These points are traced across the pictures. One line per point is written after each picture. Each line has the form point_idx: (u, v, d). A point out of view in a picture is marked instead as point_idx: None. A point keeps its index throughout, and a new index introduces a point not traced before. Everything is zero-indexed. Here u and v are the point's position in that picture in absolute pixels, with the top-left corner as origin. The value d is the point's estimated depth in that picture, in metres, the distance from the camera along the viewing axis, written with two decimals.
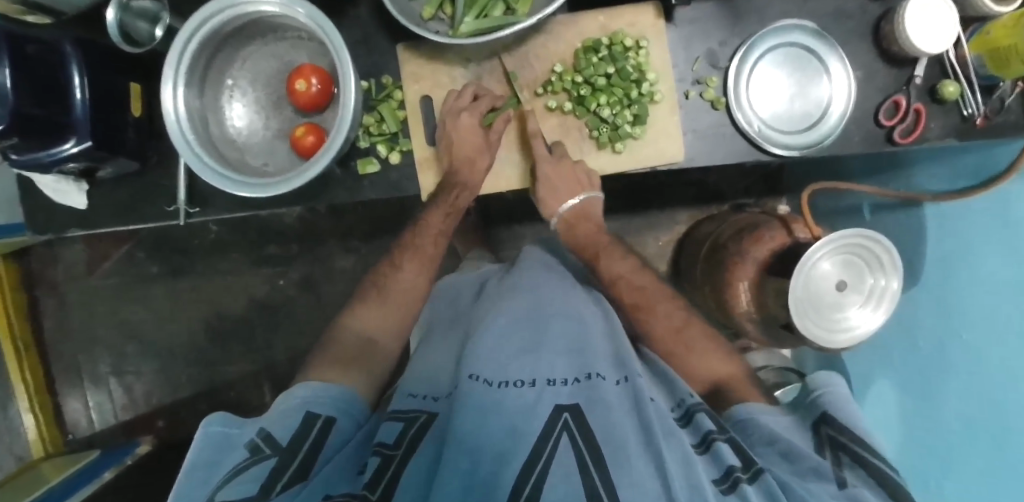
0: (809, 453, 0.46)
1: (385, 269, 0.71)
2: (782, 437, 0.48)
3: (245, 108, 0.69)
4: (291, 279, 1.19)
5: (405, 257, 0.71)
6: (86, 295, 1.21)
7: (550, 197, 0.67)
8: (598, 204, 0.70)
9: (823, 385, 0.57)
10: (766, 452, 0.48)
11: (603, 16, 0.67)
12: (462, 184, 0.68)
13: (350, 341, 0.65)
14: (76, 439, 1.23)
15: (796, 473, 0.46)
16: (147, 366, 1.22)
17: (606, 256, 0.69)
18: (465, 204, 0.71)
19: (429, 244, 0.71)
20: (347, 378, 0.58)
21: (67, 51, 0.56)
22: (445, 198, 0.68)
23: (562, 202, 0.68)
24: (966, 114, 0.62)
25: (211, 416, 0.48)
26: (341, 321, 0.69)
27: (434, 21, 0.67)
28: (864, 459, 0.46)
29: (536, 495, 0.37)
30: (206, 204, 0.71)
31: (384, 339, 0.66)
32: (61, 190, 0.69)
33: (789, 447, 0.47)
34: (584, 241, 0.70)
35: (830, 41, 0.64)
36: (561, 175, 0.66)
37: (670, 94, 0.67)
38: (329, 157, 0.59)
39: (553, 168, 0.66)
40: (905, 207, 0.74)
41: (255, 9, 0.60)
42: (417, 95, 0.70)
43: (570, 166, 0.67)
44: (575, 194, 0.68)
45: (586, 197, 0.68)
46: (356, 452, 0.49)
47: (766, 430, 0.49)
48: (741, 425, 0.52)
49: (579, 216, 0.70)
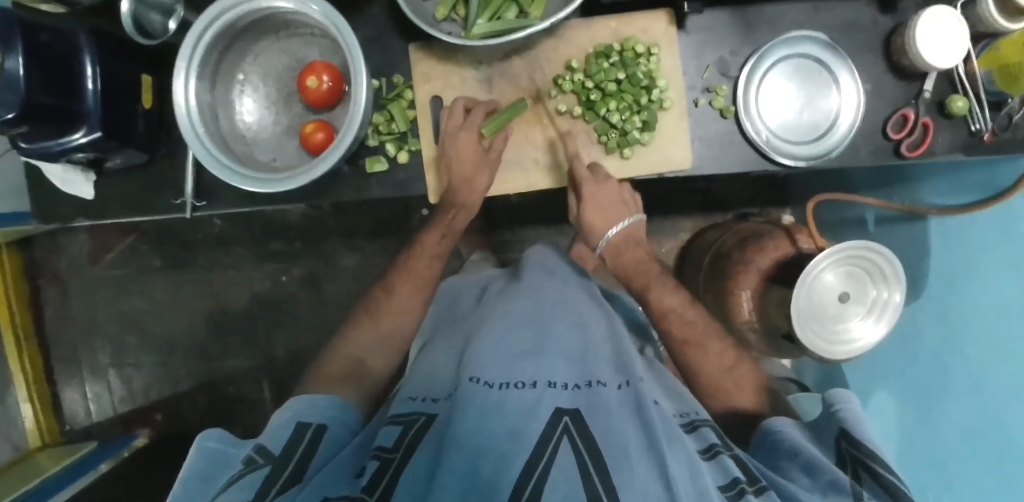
0: (829, 466, 0.45)
1: (380, 294, 0.72)
2: (805, 450, 0.47)
3: (255, 103, 0.70)
4: (293, 276, 1.19)
5: (400, 281, 0.72)
6: (88, 285, 1.21)
7: (596, 218, 0.70)
8: (641, 226, 0.74)
9: (839, 400, 0.54)
10: (788, 465, 0.47)
11: (616, 21, 0.67)
12: (459, 206, 0.70)
13: (342, 362, 0.65)
14: (74, 429, 1.22)
15: (814, 487, 0.44)
16: (147, 359, 1.22)
17: (657, 287, 0.68)
18: (461, 225, 0.72)
19: (423, 268, 0.72)
20: (339, 390, 0.59)
21: (81, 40, 0.56)
22: (442, 218, 0.71)
23: (608, 227, 0.71)
24: (973, 129, 0.62)
25: (207, 432, 0.48)
26: (348, 334, 0.70)
27: (446, 22, 0.68)
28: (880, 477, 0.44)
29: (538, 496, 0.37)
30: (212, 198, 0.71)
31: (373, 364, 0.66)
32: (70, 180, 0.69)
33: (812, 460, 0.46)
34: (624, 258, 0.72)
35: (841, 54, 0.64)
36: (604, 199, 0.69)
37: (680, 101, 0.67)
38: (338, 155, 0.59)
39: (601, 194, 0.68)
40: (909, 220, 0.74)
41: (269, 5, 0.60)
42: (428, 95, 0.70)
43: (615, 189, 0.69)
44: (620, 217, 0.71)
45: (632, 220, 0.72)
46: (353, 456, 0.47)
47: (789, 443, 0.49)
48: (764, 439, 0.51)
49: (626, 239, 0.72)
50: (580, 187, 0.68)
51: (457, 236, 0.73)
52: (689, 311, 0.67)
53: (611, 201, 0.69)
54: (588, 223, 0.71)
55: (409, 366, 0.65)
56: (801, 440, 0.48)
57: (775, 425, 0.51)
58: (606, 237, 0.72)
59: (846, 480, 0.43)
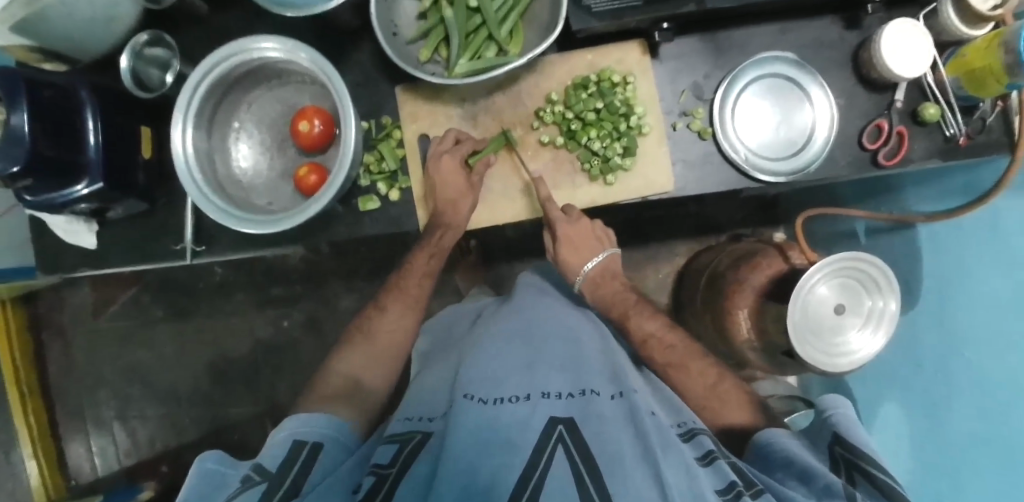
0: (822, 471, 0.44)
1: (370, 311, 0.72)
2: (799, 458, 0.46)
3: (250, 149, 0.73)
4: (295, 320, 1.19)
5: (390, 298, 0.72)
6: (93, 338, 1.22)
7: (571, 255, 0.70)
8: (617, 259, 0.73)
9: (831, 406, 0.55)
10: (784, 475, 0.46)
11: (591, 54, 0.71)
12: (446, 225, 0.69)
13: (336, 382, 0.64)
14: (79, 485, 1.21)
15: (810, 494, 0.43)
16: (151, 409, 1.21)
17: (635, 314, 0.68)
18: (449, 244, 0.72)
19: (413, 286, 0.72)
20: (331, 409, 0.57)
21: (83, 96, 0.60)
22: (429, 239, 0.70)
23: (583, 262, 0.71)
24: (948, 134, 0.64)
25: (207, 453, 0.47)
26: (329, 362, 0.68)
27: (430, 63, 0.71)
28: (872, 478, 0.44)
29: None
30: (212, 243, 0.72)
31: (368, 386, 0.65)
32: (72, 231, 0.71)
33: (804, 468, 0.45)
34: (604, 285, 0.71)
35: (810, 70, 0.66)
36: (578, 237, 0.69)
37: (658, 126, 0.69)
38: (331, 194, 0.61)
39: (571, 227, 0.68)
40: (900, 229, 0.74)
41: (260, 55, 0.64)
42: (415, 134, 0.73)
43: (587, 226, 0.70)
44: (595, 253, 0.71)
45: (606, 254, 0.71)
46: (357, 465, 0.47)
47: (782, 454, 0.48)
48: (761, 450, 0.51)
49: (602, 273, 0.72)
50: (554, 229, 0.68)
51: (445, 255, 0.72)
52: (669, 334, 0.67)
53: (582, 237, 0.70)
54: (565, 261, 0.71)
55: (407, 386, 0.64)
56: (794, 447, 0.48)
57: (770, 436, 0.51)
58: (583, 273, 0.71)
59: (838, 483, 0.42)
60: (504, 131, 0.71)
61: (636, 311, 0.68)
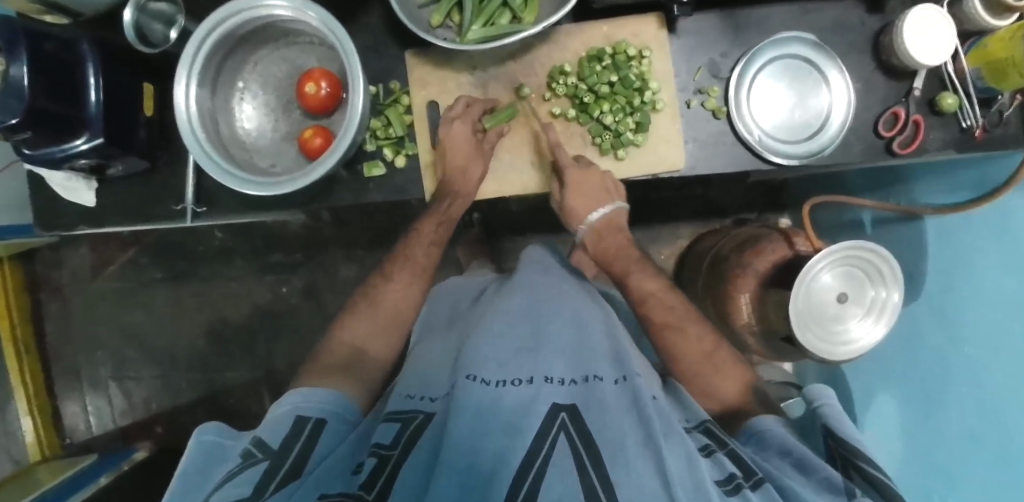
0: (820, 464, 0.46)
1: (374, 281, 0.72)
2: (796, 447, 0.48)
3: (254, 109, 0.71)
4: (294, 286, 1.19)
5: (394, 268, 0.72)
6: (89, 298, 1.22)
7: (577, 203, 0.68)
8: (623, 215, 0.71)
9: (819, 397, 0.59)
10: (778, 461, 0.48)
11: (607, 26, 0.69)
12: (453, 195, 0.68)
13: (340, 350, 0.64)
14: (74, 443, 1.22)
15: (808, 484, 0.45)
16: (148, 371, 1.22)
17: (634, 269, 0.69)
18: (457, 214, 0.71)
19: (419, 254, 0.72)
20: (332, 380, 0.57)
21: (83, 49, 0.58)
22: (435, 208, 0.69)
23: (589, 212, 0.68)
24: (964, 126, 0.64)
25: (204, 426, 0.48)
26: (330, 329, 0.69)
27: (441, 29, 0.68)
28: (868, 475, 0.46)
29: (534, 495, 0.36)
30: (212, 204, 0.71)
31: (371, 351, 0.66)
32: (71, 188, 0.70)
33: (802, 458, 0.47)
34: (608, 248, 0.71)
35: (829, 53, 0.65)
36: (588, 186, 0.67)
37: (672, 103, 0.68)
38: (334, 160, 0.60)
39: (581, 176, 0.66)
40: (904, 221, 0.76)
41: (268, 13, 0.62)
42: (423, 101, 0.71)
43: (598, 176, 0.67)
44: (601, 203, 0.68)
45: (613, 207, 0.68)
46: (351, 451, 0.46)
47: (779, 441, 0.50)
48: (751, 436, 0.52)
49: (607, 225, 0.70)
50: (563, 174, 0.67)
51: (451, 224, 0.72)
52: None
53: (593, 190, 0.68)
54: (568, 211, 0.70)
55: (407, 361, 0.65)
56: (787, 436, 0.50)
57: (762, 424, 0.52)
58: (588, 223, 0.70)
59: (837, 478, 0.44)
60: (552, 81, 0.69)
61: (633, 274, 0.69)
